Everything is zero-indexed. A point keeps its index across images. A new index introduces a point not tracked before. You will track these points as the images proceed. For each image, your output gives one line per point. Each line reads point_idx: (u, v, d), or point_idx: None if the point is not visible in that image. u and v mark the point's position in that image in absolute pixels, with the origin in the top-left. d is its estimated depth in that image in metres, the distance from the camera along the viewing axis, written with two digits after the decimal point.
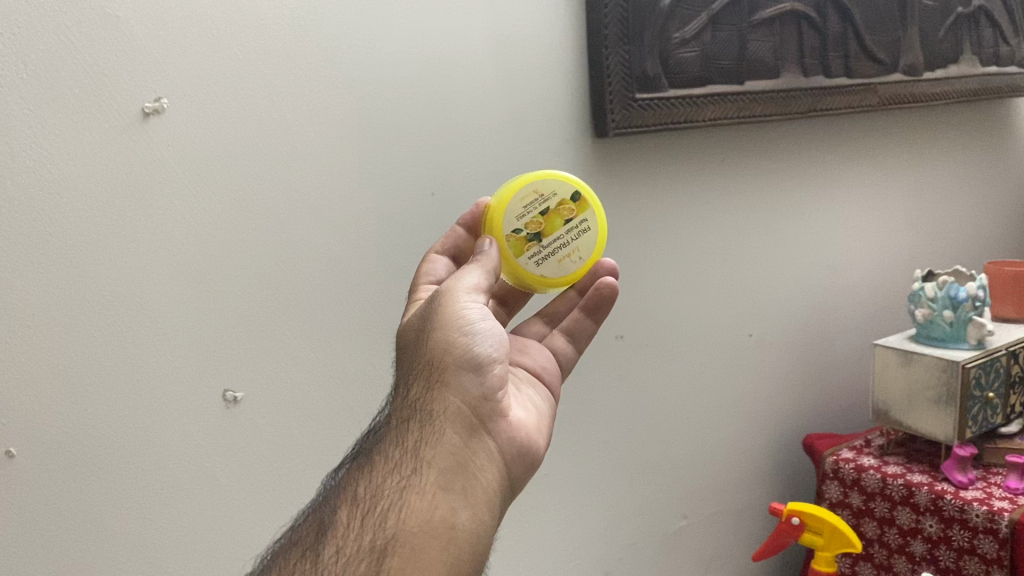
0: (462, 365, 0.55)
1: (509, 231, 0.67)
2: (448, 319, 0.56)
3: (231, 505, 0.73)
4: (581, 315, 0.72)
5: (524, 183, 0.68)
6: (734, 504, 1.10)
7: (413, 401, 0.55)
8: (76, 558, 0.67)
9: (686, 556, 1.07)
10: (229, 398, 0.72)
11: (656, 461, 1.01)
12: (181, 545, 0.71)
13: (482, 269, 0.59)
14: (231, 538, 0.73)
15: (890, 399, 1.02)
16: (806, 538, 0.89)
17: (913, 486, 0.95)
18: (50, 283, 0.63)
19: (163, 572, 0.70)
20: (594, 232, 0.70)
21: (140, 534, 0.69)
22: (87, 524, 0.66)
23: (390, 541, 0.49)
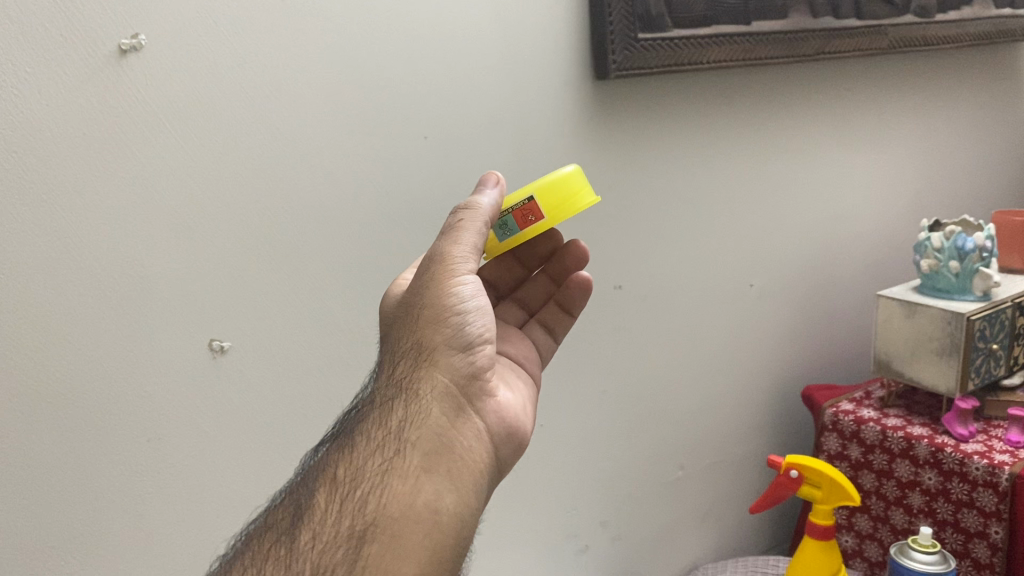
0: (451, 345, 0.54)
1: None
2: (440, 295, 0.55)
3: (219, 458, 0.72)
4: (558, 309, 0.73)
5: None
6: (733, 454, 1.10)
7: (398, 379, 0.54)
8: (61, 510, 0.66)
9: (684, 506, 1.06)
10: (216, 347, 0.70)
11: (655, 413, 1.01)
12: (169, 497, 0.70)
13: (476, 228, 0.57)
14: (221, 493, 0.73)
15: (891, 351, 1.01)
16: (805, 492, 0.85)
17: (913, 438, 0.94)
18: (26, 229, 0.61)
19: (151, 524, 0.70)
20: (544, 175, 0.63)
21: (127, 484, 0.68)
22: (72, 475, 0.66)
23: (369, 526, 0.47)
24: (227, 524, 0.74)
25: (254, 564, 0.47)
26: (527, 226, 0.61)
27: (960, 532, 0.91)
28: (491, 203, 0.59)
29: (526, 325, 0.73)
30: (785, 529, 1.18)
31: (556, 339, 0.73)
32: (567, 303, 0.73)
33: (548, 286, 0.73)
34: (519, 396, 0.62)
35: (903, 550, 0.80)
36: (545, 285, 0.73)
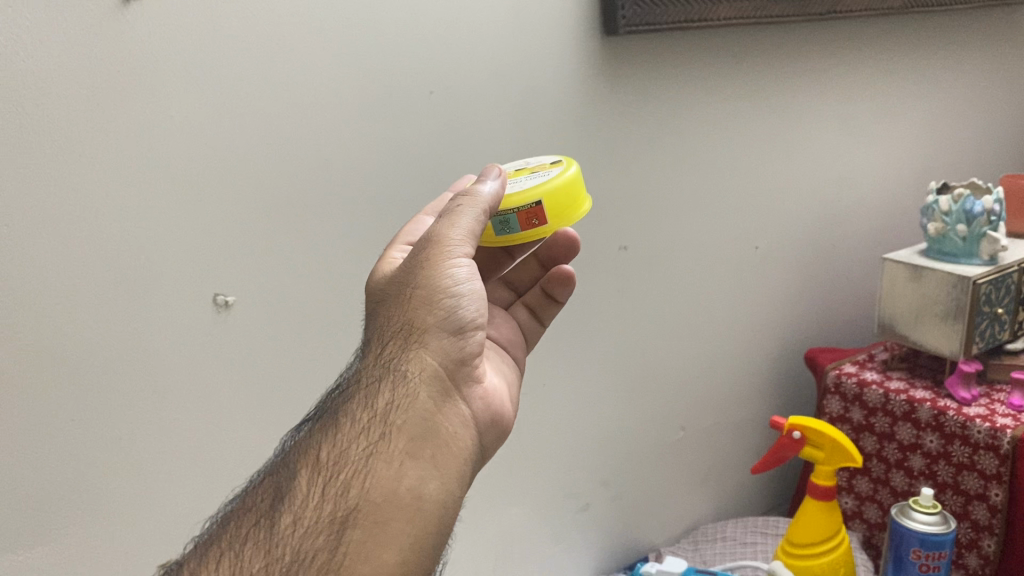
0: (442, 327, 0.53)
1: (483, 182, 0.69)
2: (434, 277, 0.53)
3: (224, 414, 0.73)
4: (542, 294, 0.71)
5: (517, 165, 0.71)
6: (734, 416, 1.10)
7: (385, 359, 0.51)
8: (65, 464, 0.66)
9: (685, 466, 1.07)
10: (219, 303, 0.70)
11: (657, 374, 1.01)
12: (172, 451, 0.71)
13: (475, 213, 0.55)
14: (224, 449, 0.74)
15: (895, 314, 1.01)
16: (806, 453, 0.85)
17: (915, 401, 0.94)
18: (31, 180, 0.60)
19: (154, 478, 0.70)
20: (551, 176, 0.63)
21: (132, 439, 0.68)
22: (76, 429, 0.65)
23: (353, 511, 0.45)
24: (232, 479, 0.75)
25: (231, 548, 0.44)
26: (529, 228, 0.61)
27: (960, 494, 0.91)
28: (494, 191, 0.58)
29: (511, 307, 0.72)
30: (783, 492, 1.18)
31: (541, 323, 0.71)
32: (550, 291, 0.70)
33: (536, 270, 0.72)
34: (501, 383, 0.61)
35: (904, 511, 0.79)
36: (534, 269, 0.72)
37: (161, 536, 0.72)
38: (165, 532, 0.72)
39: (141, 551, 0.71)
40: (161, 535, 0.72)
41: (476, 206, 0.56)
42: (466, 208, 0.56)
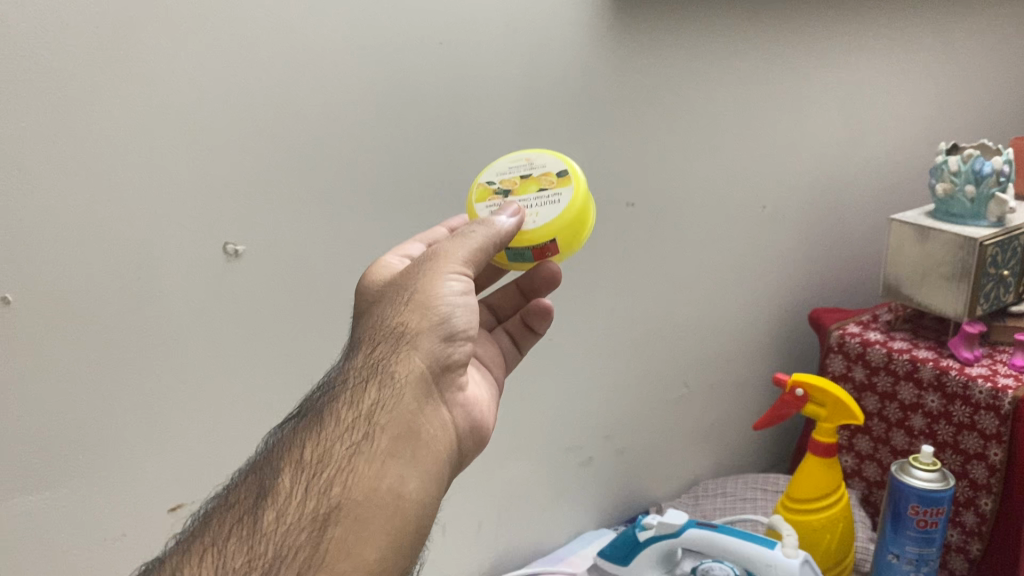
0: (434, 333, 0.53)
1: (484, 182, 0.66)
2: (431, 285, 0.54)
3: (237, 362, 0.74)
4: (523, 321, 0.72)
5: (521, 151, 0.67)
6: (738, 374, 1.11)
7: (375, 359, 0.51)
8: (77, 409, 0.66)
9: (688, 423, 1.08)
10: (229, 251, 0.70)
11: (663, 331, 1.01)
12: (181, 398, 0.71)
13: (480, 233, 0.56)
14: (239, 396, 0.75)
15: (901, 275, 1.01)
16: (808, 410, 0.86)
17: (918, 361, 0.95)
18: (42, 126, 0.60)
19: (164, 424, 0.71)
20: (561, 205, 0.61)
21: (142, 386, 0.69)
22: (88, 375, 0.66)
23: (335, 509, 0.44)
24: (245, 426, 0.76)
25: (215, 542, 0.43)
26: (543, 258, 0.62)
27: (959, 453, 0.92)
28: (510, 226, 0.58)
29: (493, 331, 0.73)
30: (784, 449, 1.20)
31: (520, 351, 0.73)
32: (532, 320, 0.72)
33: (517, 299, 0.74)
34: (482, 391, 0.61)
35: (904, 469, 0.80)
36: (516, 297, 0.73)
37: (177, 479, 0.73)
38: (182, 476, 0.73)
39: (157, 494, 0.73)
40: (177, 478, 0.73)
41: (491, 231, 0.56)
42: (469, 229, 0.56)
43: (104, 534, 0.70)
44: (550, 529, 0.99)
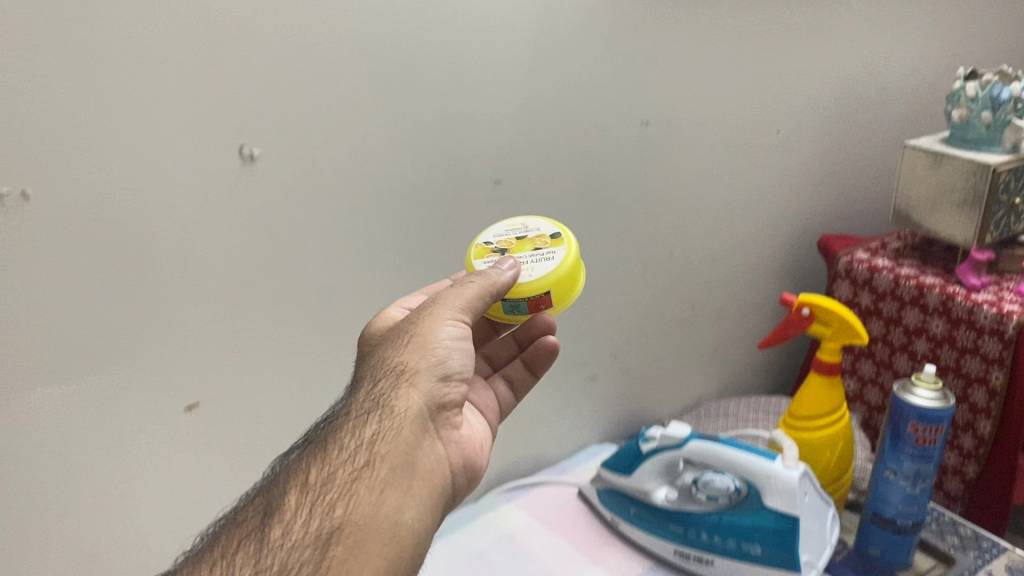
0: (433, 372, 0.55)
1: (482, 242, 0.70)
2: (431, 330, 0.56)
3: (257, 270, 0.73)
4: (522, 366, 0.74)
5: (515, 221, 0.72)
6: (743, 298, 1.12)
7: (377, 394, 0.52)
8: (94, 314, 0.65)
9: (693, 344, 1.09)
10: (245, 155, 0.68)
11: (672, 253, 1.02)
12: (199, 306, 0.70)
13: (476, 284, 0.59)
14: (258, 305, 0.74)
15: (913, 201, 1.01)
16: (814, 330, 0.87)
17: (924, 287, 0.96)
18: (54, 19, 0.57)
19: (182, 332, 0.70)
20: (556, 261, 0.65)
21: (160, 292, 0.68)
22: (107, 280, 0.65)
23: (336, 530, 0.45)
24: (264, 334, 0.76)
25: (223, 559, 0.44)
26: (535, 312, 0.64)
27: (961, 378, 0.94)
28: (503, 277, 0.61)
29: (491, 377, 0.74)
30: (782, 374, 1.22)
31: (517, 397, 0.74)
32: (532, 364, 0.73)
33: (514, 348, 0.75)
34: (476, 431, 0.62)
35: (906, 388, 0.82)
36: (512, 347, 0.75)
37: (196, 384, 0.73)
38: (202, 381, 0.73)
39: (177, 399, 0.72)
40: (196, 384, 0.73)
41: (488, 282, 0.59)
42: (467, 280, 0.59)
43: (122, 438, 0.70)
44: (552, 444, 1.02)
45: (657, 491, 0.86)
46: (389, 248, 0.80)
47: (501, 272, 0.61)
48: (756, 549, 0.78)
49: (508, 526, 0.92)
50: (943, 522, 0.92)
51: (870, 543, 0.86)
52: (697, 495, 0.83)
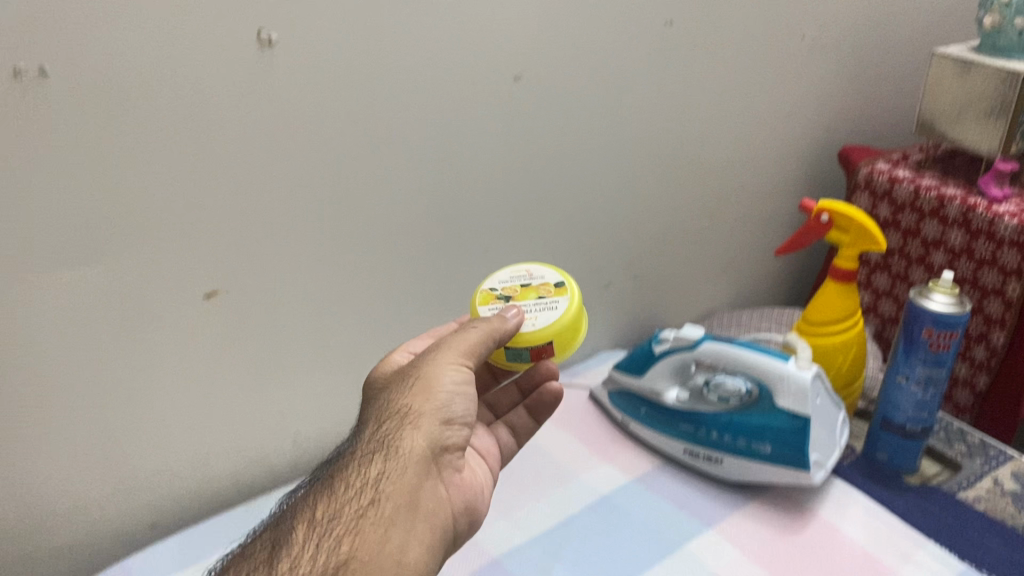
0: (437, 415, 0.55)
1: (487, 288, 0.69)
2: (435, 373, 0.56)
3: (284, 160, 0.71)
4: (525, 412, 0.71)
5: (520, 266, 0.72)
6: (760, 209, 1.11)
7: (382, 435, 0.53)
8: (114, 204, 0.64)
9: (708, 253, 1.09)
10: (263, 39, 0.66)
11: (692, 160, 1.01)
12: (220, 198, 0.69)
13: (479, 330, 0.59)
14: (285, 195, 0.72)
15: (937, 111, 1.00)
16: (832, 237, 0.87)
17: (945, 198, 0.94)
18: None
19: (203, 224, 0.69)
20: (558, 310, 0.65)
21: (181, 183, 0.66)
22: (126, 168, 0.63)
23: (342, 565, 0.47)
24: (290, 229, 0.74)
25: None
26: (537, 361, 0.64)
27: (977, 289, 0.93)
28: (508, 322, 0.61)
29: (492, 424, 0.71)
30: (791, 287, 1.23)
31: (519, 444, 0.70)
32: (536, 409, 0.71)
33: (517, 396, 0.73)
34: (480, 469, 0.62)
35: (922, 294, 0.81)
36: (515, 395, 0.73)
37: (222, 272, 0.72)
38: (228, 269, 0.72)
39: (201, 287, 0.71)
40: (223, 271, 0.72)
41: (490, 328, 0.60)
42: (470, 325, 0.60)
43: (145, 330, 0.70)
44: None
45: (668, 391, 0.87)
46: (422, 144, 0.78)
47: (505, 318, 0.61)
48: (764, 447, 0.79)
49: None
50: (951, 431, 0.92)
51: (878, 448, 0.87)
52: (709, 396, 0.85)
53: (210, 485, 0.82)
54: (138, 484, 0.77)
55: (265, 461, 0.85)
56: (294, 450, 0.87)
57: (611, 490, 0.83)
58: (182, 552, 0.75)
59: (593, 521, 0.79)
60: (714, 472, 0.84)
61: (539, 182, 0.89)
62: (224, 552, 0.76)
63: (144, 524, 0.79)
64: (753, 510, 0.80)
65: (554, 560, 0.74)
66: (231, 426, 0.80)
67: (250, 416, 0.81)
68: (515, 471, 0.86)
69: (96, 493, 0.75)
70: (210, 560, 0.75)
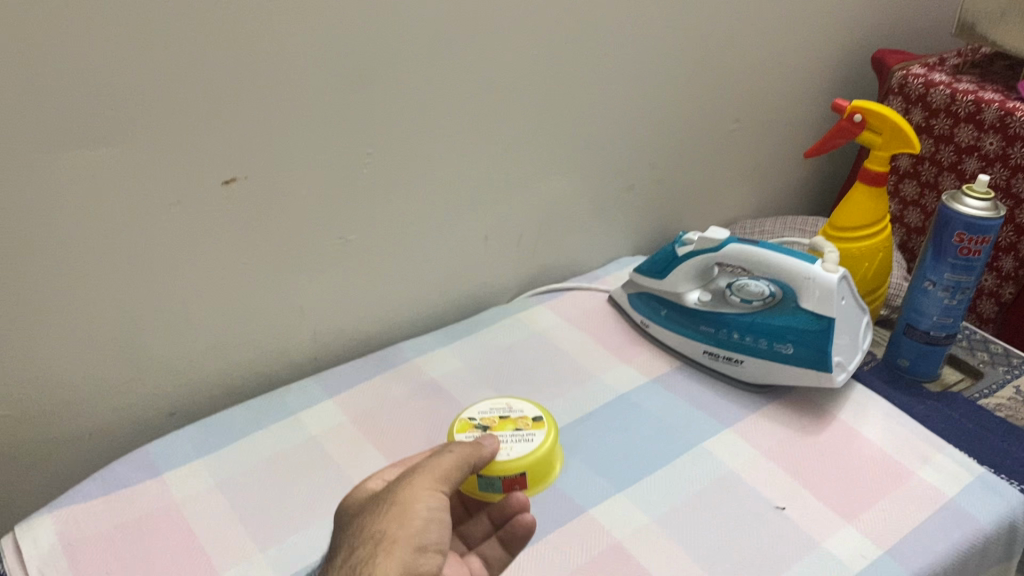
0: (412, 539, 0.50)
1: (466, 416, 0.75)
2: (409, 496, 0.52)
3: (301, 47, 0.68)
4: (498, 542, 0.63)
5: (502, 399, 0.78)
6: (788, 113, 1.08)
7: (352, 564, 0.49)
8: (126, 89, 0.62)
9: (731, 157, 1.07)
10: None
11: (721, 61, 0.97)
12: (234, 86, 0.67)
13: (455, 456, 0.57)
14: (301, 83, 0.70)
15: (979, 13, 0.95)
16: (864, 139, 0.84)
17: (982, 103, 0.91)
18: None
19: (219, 111, 0.67)
20: (535, 440, 0.71)
21: (195, 68, 0.64)
22: (137, 52, 0.61)
23: None
24: (308, 120, 0.72)
25: None
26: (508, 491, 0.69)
27: (1010, 198, 0.91)
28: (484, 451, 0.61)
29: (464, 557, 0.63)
30: (812, 193, 1.21)
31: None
32: (510, 540, 0.63)
33: (488, 527, 0.65)
34: None
35: (956, 198, 0.79)
36: (486, 527, 0.65)
37: (239, 156, 0.70)
38: (246, 153, 0.70)
39: (219, 173, 0.70)
40: (240, 156, 0.70)
41: (466, 453, 0.58)
42: (444, 450, 0.58)
43: (162, 220, 0.69)
44: (583, 249, 1.02)
45: (689, 294, 0.87)
46: (443, 35, 0.75)
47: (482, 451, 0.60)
48: (786, 349, 0.78)
49: (541, 326, 0.92)
50: (974, 340, 0.92)
51: (900, 355, 0.86)
52: (731, 298, 0.85)
53: (227, 375, 0.82)
54: (155, 371, 0.77)
55: (283, 352, 0.85)
56: (312, 343, 0.86)
57: (628, 389, 0.83)
58: (201, 439, 0.76)
59: (610, 418, 0.79)
60: (734, 374, 0.83)
61: (564, 75, 0.86)
62: (240, 441, 0.76)
63: (163, 411, 0.80)
64: (771, 411, 0.80)
65: (572, 454, 0.75)
66: (249, 317, 0.80)
67: (268, 308, 0.80)
68: (532, 369, 0.86)
69: (114, 378, 0.75)
70: (229, 448, 0.75)
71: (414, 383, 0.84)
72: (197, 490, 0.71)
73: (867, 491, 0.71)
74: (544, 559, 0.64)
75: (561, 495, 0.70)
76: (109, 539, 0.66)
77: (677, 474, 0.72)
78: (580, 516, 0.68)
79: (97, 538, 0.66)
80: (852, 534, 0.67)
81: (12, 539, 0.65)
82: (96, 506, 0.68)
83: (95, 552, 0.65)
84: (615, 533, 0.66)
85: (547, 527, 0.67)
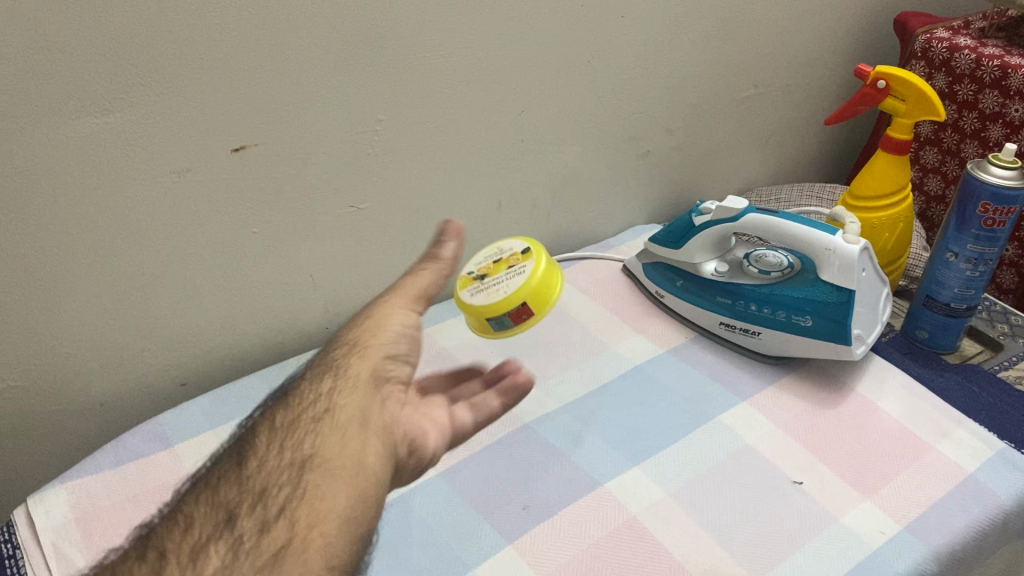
0: (384, 342, 0.52)
1: (464, 273, 0.70)
2: (383, 314, 0.54)
3: (313, 11, 0.66)
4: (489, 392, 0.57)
5: (489, 245, 0.71)
6: (808, 77, 1.06)
7: (332, 368, 0.51)
8: (134, 55, 0.60)
9: (749, 122, 1.05)
10: None
11: (742, 24, 0.95)
12: (244, 51, 0.65)
13: (433, 272, 0.55)
14: (313, 48, 0.68)
15: None
16: (887, 106, 0.82)
17: (1009, 68, 0.88)
18: None
19: (229, 77, 0.65)
20: (528, 274, 0.65)
21: (204, 33, 0.62)
22: (144, 16, 0.59)
23: (304, 461, 0.44)
24: (320, 85, 0.70)
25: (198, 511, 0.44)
26: (518, 323, 0.65)
27: None
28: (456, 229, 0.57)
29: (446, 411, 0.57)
30: (828, 159, 1.19)
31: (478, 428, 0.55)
32: (504, 392, 0.57)
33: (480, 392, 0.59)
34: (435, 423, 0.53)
35: (981, 167, 0.77)
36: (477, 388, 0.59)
37: (249, 123, 0.68)
38: (257, 120, 0.69)
39: (229, 140, 0.68)
40: (250, 122, 0.68)
41: (440, 268, 0.55)
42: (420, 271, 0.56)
43: (173, 187, 0.68)
44: (598, 216, 1.01)
45: (707, 264, 0.86)
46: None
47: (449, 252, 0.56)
48: (804, 321, 0.77)
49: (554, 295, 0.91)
50: (995, 312, 0.91)
51: (919, 326, 0.85)
52: (749, 269, 0.83)
53: (239, 345, 0.81)
54: (167, 341, 0.76)
55: (295, 322, 0.84)
56: (324, 313, 0.85)
57: (644, 360, 0.82)
58: (213, 410, 0.75)
59: (625, 390, 0.78)
60: (751, 346, 0.82)
61: (581, 39, 0.83)
62: (251, 411, 0.76)
63: (175, 381, 0.79)
64: (788, 384, 0.79)
65: (586, 427, 0.74)
66: (261, 287, 0.79)
67: (280, 277, 0.79)
68: (546, 339, 0.85)
69: (125, 348, 0.74)
70: (240, 419, 0.75)
71: (427, 354, 0.83)
72: (209, 462, 0.70)
73: (885, 466, 0.70)
74: (559, 534, 0.64)
75: (576, 468, 0.70)
76: (122, 511, 0.65)
77: (693, 447, 0.72)
78: (595, 490, 0.67)
79: (110, 510, 0.65)
80: (870, 509, 0.66)
81: (25, 511, 0.65)
82: (108, 478, 0.68)
83: (108, 525, 0.64)
84: (631, 507, 0.66)
85: (562, 501, 0.67)
